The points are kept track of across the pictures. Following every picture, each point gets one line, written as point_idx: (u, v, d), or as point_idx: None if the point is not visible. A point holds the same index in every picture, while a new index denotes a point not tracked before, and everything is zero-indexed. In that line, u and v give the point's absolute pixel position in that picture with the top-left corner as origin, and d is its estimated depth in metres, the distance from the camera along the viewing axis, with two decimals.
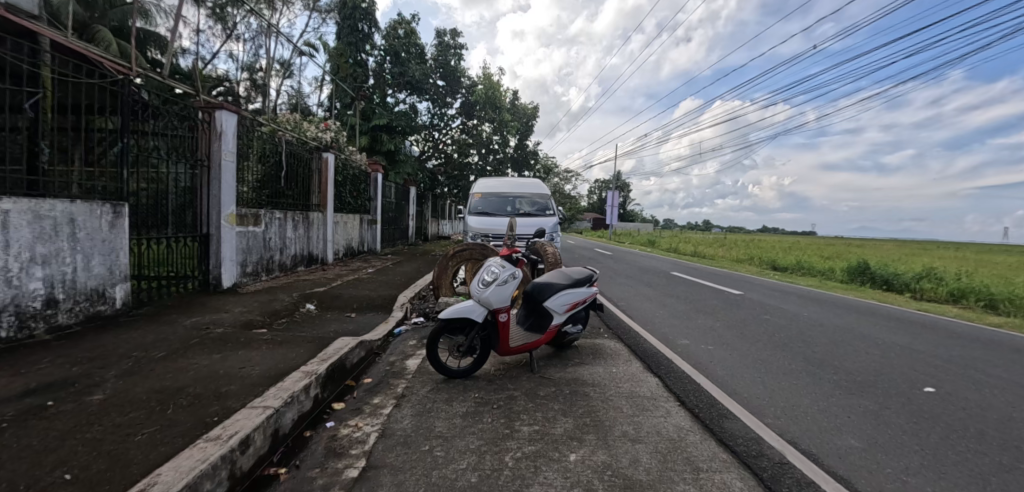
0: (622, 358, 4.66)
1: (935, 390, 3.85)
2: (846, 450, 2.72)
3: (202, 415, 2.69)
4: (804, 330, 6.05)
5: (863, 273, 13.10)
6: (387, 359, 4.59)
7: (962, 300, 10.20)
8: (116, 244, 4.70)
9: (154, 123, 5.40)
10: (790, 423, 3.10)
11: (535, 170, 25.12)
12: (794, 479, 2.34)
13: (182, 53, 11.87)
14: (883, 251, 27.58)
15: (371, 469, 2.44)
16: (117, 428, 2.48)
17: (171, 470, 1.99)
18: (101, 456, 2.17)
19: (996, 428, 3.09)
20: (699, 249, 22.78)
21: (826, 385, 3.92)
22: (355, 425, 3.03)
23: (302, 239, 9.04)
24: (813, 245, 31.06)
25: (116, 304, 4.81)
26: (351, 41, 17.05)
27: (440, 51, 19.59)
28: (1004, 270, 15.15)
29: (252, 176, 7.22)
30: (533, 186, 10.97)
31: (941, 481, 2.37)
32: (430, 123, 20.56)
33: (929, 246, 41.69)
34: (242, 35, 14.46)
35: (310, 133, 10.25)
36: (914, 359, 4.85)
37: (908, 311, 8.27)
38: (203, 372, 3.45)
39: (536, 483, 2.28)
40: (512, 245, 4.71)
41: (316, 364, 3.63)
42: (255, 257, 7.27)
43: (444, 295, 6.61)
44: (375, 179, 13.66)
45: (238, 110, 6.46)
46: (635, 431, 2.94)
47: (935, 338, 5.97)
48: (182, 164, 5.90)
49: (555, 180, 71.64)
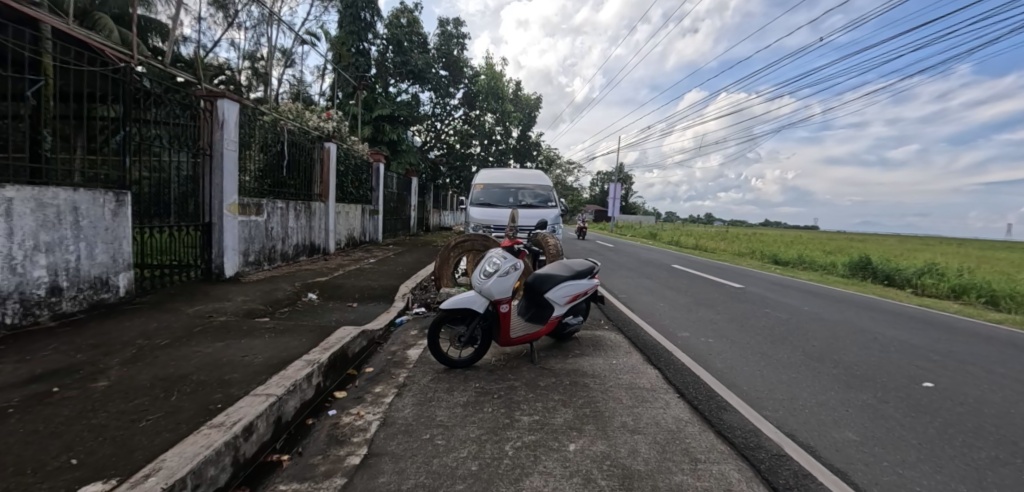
0: (623, 349, 4.70)
1: (934, 385, 3.86)
2: (843, 443, 2.74)
3: (205, 402, 2.72)
4: (806, 324, 6.05)
5: (866, 269, 13.06)
6: (388, 349, 4.62)
7: (963, 296, 10.18)
8: (119, 232, 4.72)
9: (156, 112, 5.38)
10: (788, 416, 3.12)
11: (537, 162, 25.05)
12: (791, 471, 2.37)
13: (183, 40, 11.78)
14: (885, 246, 27.63)
15: (372, 457, 2.47)
16: (122, 415, 2.51)
17: (175, 456, 2.02)
18: (106, 442, 2.20)
19: (994, 424, 3.10)
20: (699, 242, 22.78)
21: (826, 379, 3.93)
22: (357, 414, 3.06)
23: (303, 229, 9.04)
24: (815, 241, 30.70)
25: (120, 293, 4.85)
26: (353, 30, 16.87)
27: (442, 41, 19.48)
28: (1003, 267, 15.09)
29: (254, 166, 7.23)
30: (535, 177, 10.93)
31: (936, 475, 2.40)
32: (432, 113, 20.51)
33: (932, 241, 41.13)
34: (243, 23, 14.37)
35: (312, 123, 10.27)
36: (915, 354, 4.85)
37: (909, 307, 8.26)
38: (207, 360, 3.48)
39: (535, 473, 2.31)
40: (514, 235, 4.72)
41: (317, 353, 3.65)
42: (257, 246, 7.28)
43: (446, 286, 6.63)
44: (377, 169, 13.64)
45: (239, 99, 6.46)
46: (634, 422, 2.97)
47: (934, 333, 5.97)
48: (184, 153, 5.88)
49: (557, 171, 71.60)
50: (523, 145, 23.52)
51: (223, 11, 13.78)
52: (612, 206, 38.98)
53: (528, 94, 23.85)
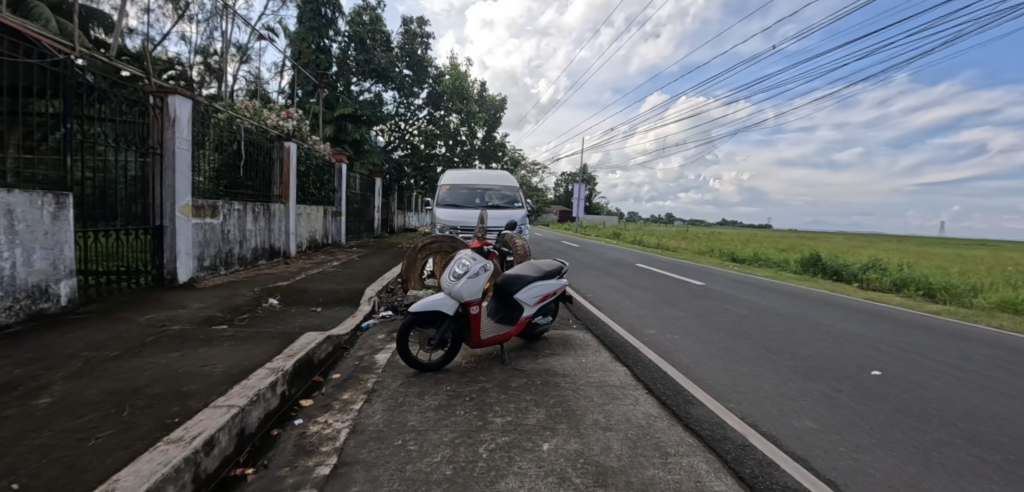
0: (592, 348, 4.78)
1: (882, 374, 4.13)
2: (803, 431, 2.89)
3: (162, 416, 2.57)
4: (763, 319, 6.33)
5: (816, 265, 13.82)
6: (356, 354, 4.52)
7: (904, 289, 10.96)
8: (60, 237, 4.38)
9: (101, 108, 5.05)
10: (751, 407, 3.26)
11: (503, 163, 25.11)
12: (756, 460, 2.47)
13: (129, 33, 11.15)
14: (831, 243, 29.43)
15: (343, 466, 2.41)
16: (69, 433, 2.33)
17: (131, 475, 1.90)
18: (52, 463, 2.04)
19: (935, 408, 3.35)
20: (662, 241, 23.44)
21: (784, 370, 4.13)
22: (325, 422, 2.98)
23: (262, 232, 8.68)
24: (769, 238, 32.11)
25: (62, 302, 4.52)
26: (313, 27, 16.34)
27: (406, 40, 19.15)
28: (937, 262, 16.36)
29: (208, 166, 6.89)
30: (501, 178, 10.95)
31: (888, 458, 2.56)
32: (396, 112, 20.22)
33: (871, 239, 43.98)
34: (195, 16, 13.72)
35: (271, 121, 9.89)
36: (863, 345, 5.16)
37: (857, 300, 8.79)
38: (161, 371, 3.29)
39: (510, 474, 2.31)
40: (483, 236, 4.69)
41: (282, 361, 3.53)
42: (213, 250, 6.95)
43: (414, 288, 6.53)
44: (340, 170, 13.30)
45: (192, 95, 6.14)
46: (605, 419, 3.02)
47: (881, 325, 6.37)
48: (132, 152, 5.53)
49: (522, 172, 71.91)
50: (489, 146, 23.51)
51: (173, 2, 13.14)
52: (577, 207, 39.64)
53: (493, 95, 23.87)
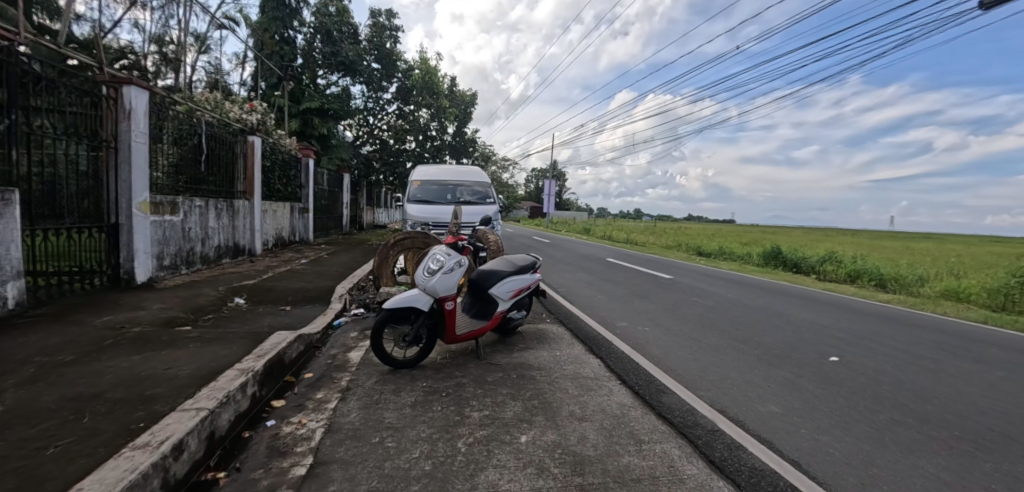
0: (566, 341, 4.85)
1: (839, 359, 4.38)
2: (768, 415, 3.04)
3: (125, 422, 2.47)
4: (729, 310, 6.58)
5: (777, 257, 14.44)
6: (329, 353, 4.44)
7: (857, 280, 11.60)
8: (5, 236, 4.11)
9: (49, 98, 4.75)
10: (719, 394, 3.40)
11: (474, 158, 25.02)
12: (724, 444, 2.58)
13: (75, 18, 10.48)
14: (789, 238, 30.75)
15: (320, 465, 2.37)
16: (24, 442, 2.21)
17: (95, 483, 1.82)
18: (7, 474, 1.93)
19: (887, 390, 3.58)
20: (631, 236, 23.92)
21: (749, 359, 4.32)
22: (298, 422, 2.92)
23: (226, 229, 8.37)
24: (731, 233, 33.32)
25: (8, 304, 4.24)
26: (276, 17, 15.74)
27: (374, 33, 18.73)
28: (886, 253, 17.37)
29: (166, 160, 6.58)
30: (473, 174, 10.92)
31: (845, 437, 2.73)
32: (364, 106, 19.84)
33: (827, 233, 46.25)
34: (149, 3, 13.02)
35: (233, 114, 9.51)
36: (822, 333, 5.45)
37: (815, 291, 9.24)
38: (123, 375, 3.15)
39: (490, 467, 2.34)
40: (457, 232, 4.68)
41: (252, 361, 3.43)
42: (173, 248, 6.66)
43: (386, 285, 6.46)
44: (307, 165, 12.94)
45: (150, 86, 5.85)
46: (581, 410, 3.09)
47: (837, 314, 6.72)
48: (83, 145, 5.21)
49: (494, 168, 71.86)
50: (460, 141, 23.37)
51: None
52: (548, 202, 39.92)
53: (464, 90, 23.72)
